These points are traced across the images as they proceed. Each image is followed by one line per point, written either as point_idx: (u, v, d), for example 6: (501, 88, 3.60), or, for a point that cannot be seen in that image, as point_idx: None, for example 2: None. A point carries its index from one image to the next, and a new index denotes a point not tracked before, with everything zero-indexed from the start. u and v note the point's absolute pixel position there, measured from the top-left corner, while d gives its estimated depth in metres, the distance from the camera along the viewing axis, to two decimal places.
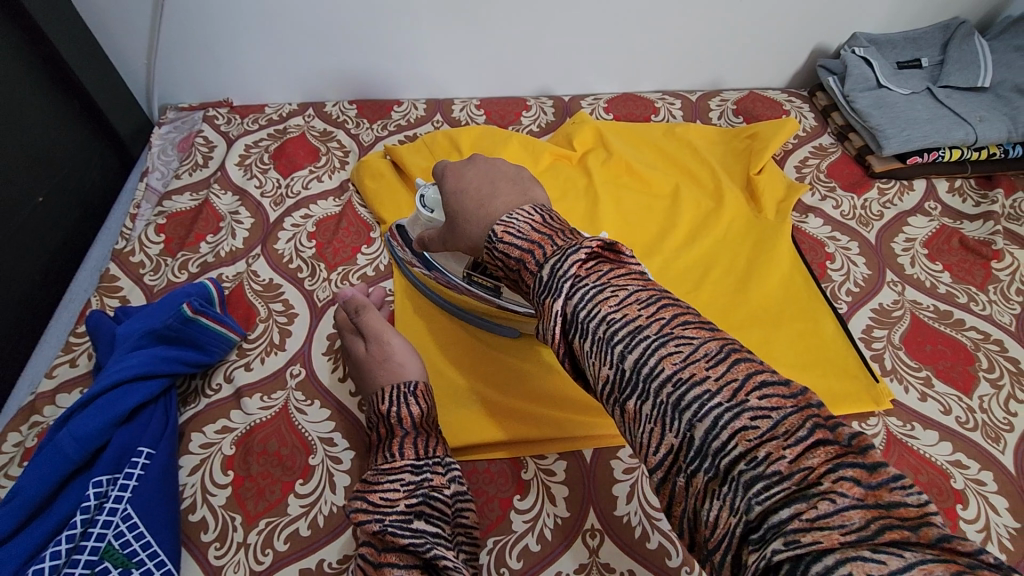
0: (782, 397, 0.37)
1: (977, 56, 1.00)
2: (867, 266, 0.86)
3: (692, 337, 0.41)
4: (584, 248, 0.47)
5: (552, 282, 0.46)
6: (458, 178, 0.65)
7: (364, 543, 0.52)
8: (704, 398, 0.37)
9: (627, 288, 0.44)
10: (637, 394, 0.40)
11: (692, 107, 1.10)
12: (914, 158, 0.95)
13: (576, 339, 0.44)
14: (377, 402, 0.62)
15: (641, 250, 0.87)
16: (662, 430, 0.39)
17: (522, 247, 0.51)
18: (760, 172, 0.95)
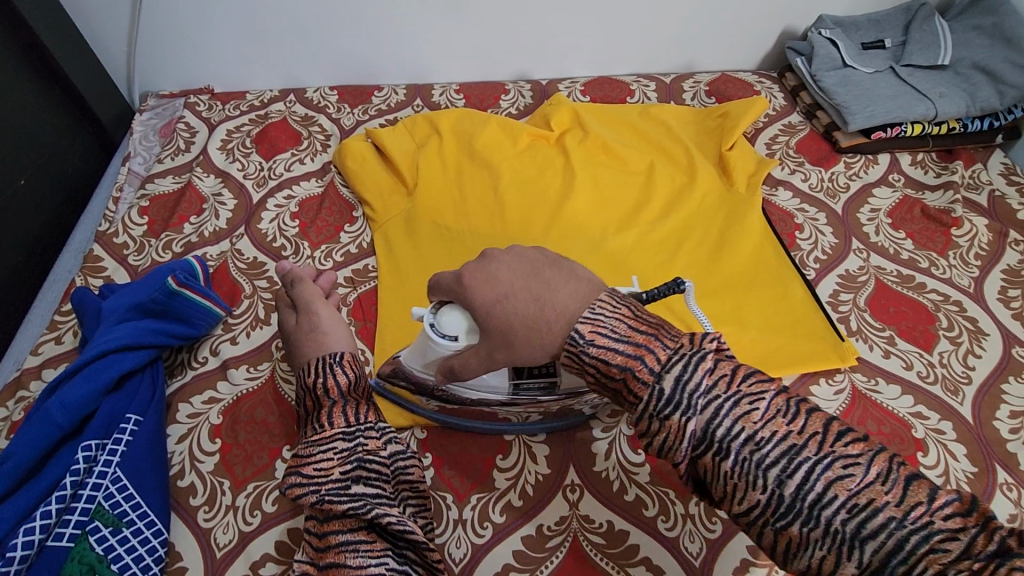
0: (960, 513, 0.38)
1: (937, 36, 1.04)
2: (834, 234, 0.89)
3: (854, 456, 0.40)
4: (706, 351, 0.46)
5: (677, 398, 0.44)
6: (488, 279, 0.53)
7: (309, 516, 0.54)
8: (889, 525, 0.38)
9: (764, 395, 0.43)
10: (799, 517, 0.40)
11: (666, 88, 1.14)
12: (878, 133, 0.98)
13: (706, 456, 0.43)
14: (305, 375, 0.63)
15: (617, 225, 0.91)
16: (837, 557, 0.39)
17: (625, 352, 0.47)
18: (731, 149, 0.98)
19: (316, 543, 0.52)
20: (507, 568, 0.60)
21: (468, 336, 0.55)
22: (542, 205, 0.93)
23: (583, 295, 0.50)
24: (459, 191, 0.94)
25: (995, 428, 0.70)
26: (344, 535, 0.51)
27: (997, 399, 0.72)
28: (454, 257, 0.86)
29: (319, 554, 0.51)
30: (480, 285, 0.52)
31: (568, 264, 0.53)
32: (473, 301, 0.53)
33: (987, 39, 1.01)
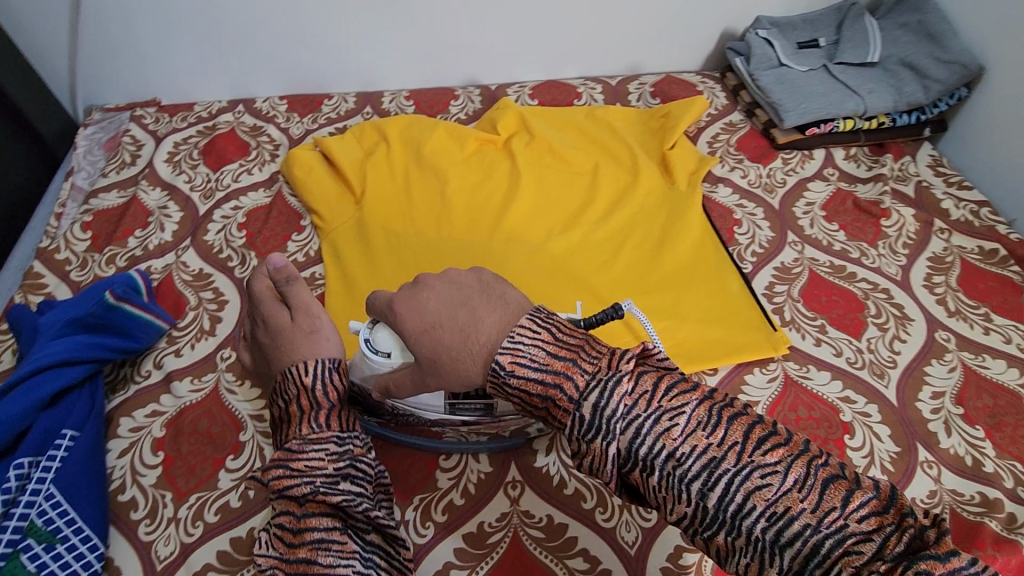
0: (877, 513, 0.40)
1: (867, 34, 1.08)
2: (770, 229, 0.92)
3: (772, 465, 0.41)
4: (625, 372, 0.45)
5: (597, 423, 0.44)
6: (419, 308, 0.53)
7: (283, 509, 0.51)
8: (804, 532, 0.39)
9: (685, 409, 0.44)
10: (724, 527, 0.41)
11: (612, 91, 1.16)
12: (812, 129, 1.02)
13: (634, 472, 0.44)
14: (296, 376, 0.58)
15: (561, 225, 0.93)
16: (761, 564, 0.41)
17: (545, 379, 0.46)
18: (673, 148, 1.01)
19: (290, 537, 0.50)
20: (448, 565, 0.61)
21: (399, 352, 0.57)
22: (489, 209, 0.95)
23: (507, 320, 0.50)
24: (406, 197, 0.96)
25: (917, 408, 0.73)
26: (325, 534, 0.49)
27: (920, 380, 0.75)
28: (401, 260, 0.88)
29: (291, 549, 0.49)
30: (410, 310, 0.52)
31: (502, 286, 0.53)
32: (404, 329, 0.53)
33: (912, 36, 1.06)
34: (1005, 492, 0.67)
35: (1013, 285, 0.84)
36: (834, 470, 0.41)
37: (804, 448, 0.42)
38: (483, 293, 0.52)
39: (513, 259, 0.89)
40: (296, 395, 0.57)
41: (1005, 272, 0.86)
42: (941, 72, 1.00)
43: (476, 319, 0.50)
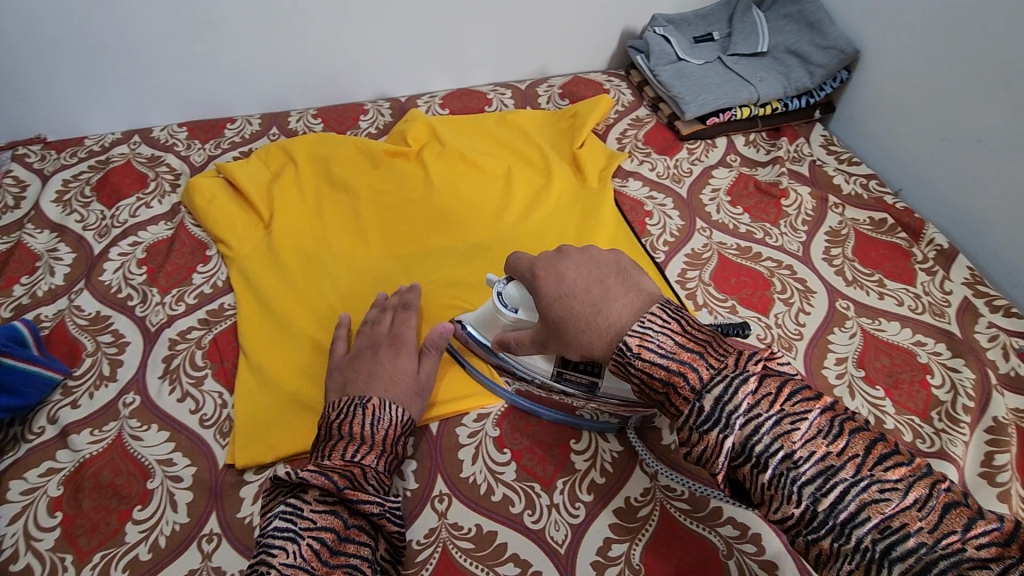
0: (998, 547, 0.42)
1: (755, 26, 1.14)
2: (680, 217, 0.95)
3: (893, 483, 0.45)
4: (751, 374, 0.51)
5: (713, 414, 0.50)
6: (559, 277, 0.63)
7: (323, 525, 0.54)
8: (920, 550, 0.42)
9: (807, 417, 0.48)
10: (832, 533, 0.45)
11: (522, 95, 1.18)
12: (713, 119, 1.06)
13: (745, 467, 0.49)
14: (388, 416, 0.64)
15: (481, 235, 0.93)
16: (866, 574, 0.44)
17: (670, 368, 0.52)
18: (582, 146, 1.03)
19: (325, 554, 0.53)
20: None
21: (526, 307, 0.67)
22: (406, 220, 0.94)
23: (636, 305, 0.57)
24: (321, 221, 0.93)
25: (824, 376, 0.76)
26: (358, 567, 0.53)
27: (825, 349, 0.79)
28: (319, 286, 0.85)
29: (325, 568, 0.52)
30: (548, 281, 0.63)
31: (636, 276, 0.61)
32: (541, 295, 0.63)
33: (795, 25, 1.12)
34: (905, 446, 0.70)
35: (902, 251, 0.90)
36: (958, 500, 0.44)
37: (928, 474, 0.46)
38: (618, 274, 0.61)
39: (435, 275, 0.88)
40: (388, 427, 0.63)
41: (895, 239, 0.92)
42: (823, 57, 1.06)
43: (608, 296, 0.59)
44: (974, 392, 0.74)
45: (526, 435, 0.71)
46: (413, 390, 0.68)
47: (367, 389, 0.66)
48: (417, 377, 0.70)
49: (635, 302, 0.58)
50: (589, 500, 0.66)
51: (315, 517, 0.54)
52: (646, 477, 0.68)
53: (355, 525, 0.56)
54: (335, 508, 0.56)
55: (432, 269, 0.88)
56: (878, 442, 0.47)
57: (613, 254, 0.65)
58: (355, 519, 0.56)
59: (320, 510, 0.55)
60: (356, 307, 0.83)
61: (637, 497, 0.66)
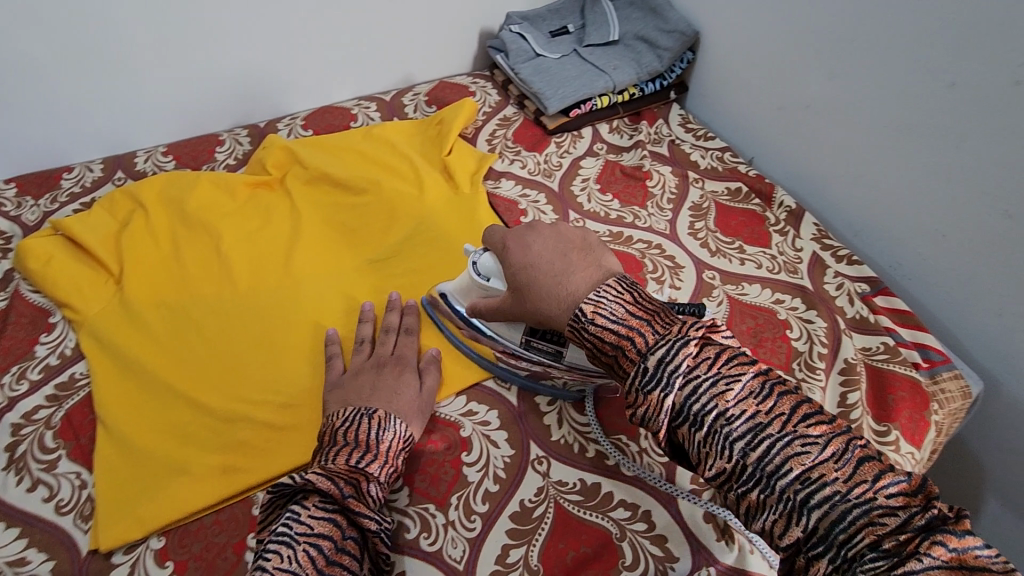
0: (903, 494, 0.48)
1: (606, 16, 1.18)
2: (553, 212, 0.97)
3: (814, 438, 0.51)
4: (693, 339, 0.56)
5: (656, 374, 0.56)
6: (528, 250, 0.71)
7: (321, 532, 0.54)
8: (834, 497, 0.48)
9: (741, 378, 0.55)
10: (759, 485, 0.51)
11: (387, 106, 1.16)
12: (575, 110, 1.09)
13: (683, 427, 0.55)
14: (394, 428, 0.65)
15: (353, 258, 0.91)
16: (786, 521, 0.50)
17: (620, 331, 0.60)
18: (450, 153, 1.03)
19: (320, 562, 0.52)
20: None
21: (496, 276, 0.73)
22: (275, 251, 0.90)
23: (594, 276, 0.66)
24: (178, 264, 0.87)
25: None
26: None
27: None
28: (178, 334, 0.80)
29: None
30: (517, 247, 0.71)
31: (601, 253, 0.69)
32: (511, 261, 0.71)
33: (640, 12, 1.17)
34: None
35: (758, 216, 0.97)
36: (869, 451, 0.51)
37: (846, 430, 0.52)
38: (583, 249, 0.70)
39: (306, 305, 0.84)
40: (392, 439, 0.64)
41: (749, 206, 0.98)
42: (667, 41, 1.11)
43: (569, 268, 0.67)
44: (826, 339, 0.80)
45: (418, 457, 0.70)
46: (418, 406, 0.70)
47: (374, 401, 0.67)
48: (420, 395, 0.72)
49: (595, 275, 0.66)
50: (485, 510, 0.66)
51: (314, 523, 0.54)
52: (538, 476, 0.69)
53: (351, 537, 0.56)
54: (334, 515, 0.56)
55: (304, 299, 0.85)
56: (801, 403, 0.54)
57: (581, 230, 0.74)
58: (351, 531, 0.56)
59: (319, 516, 0.55)
60: (221, 351, 0.78)
61: (531, 498, 0.67)
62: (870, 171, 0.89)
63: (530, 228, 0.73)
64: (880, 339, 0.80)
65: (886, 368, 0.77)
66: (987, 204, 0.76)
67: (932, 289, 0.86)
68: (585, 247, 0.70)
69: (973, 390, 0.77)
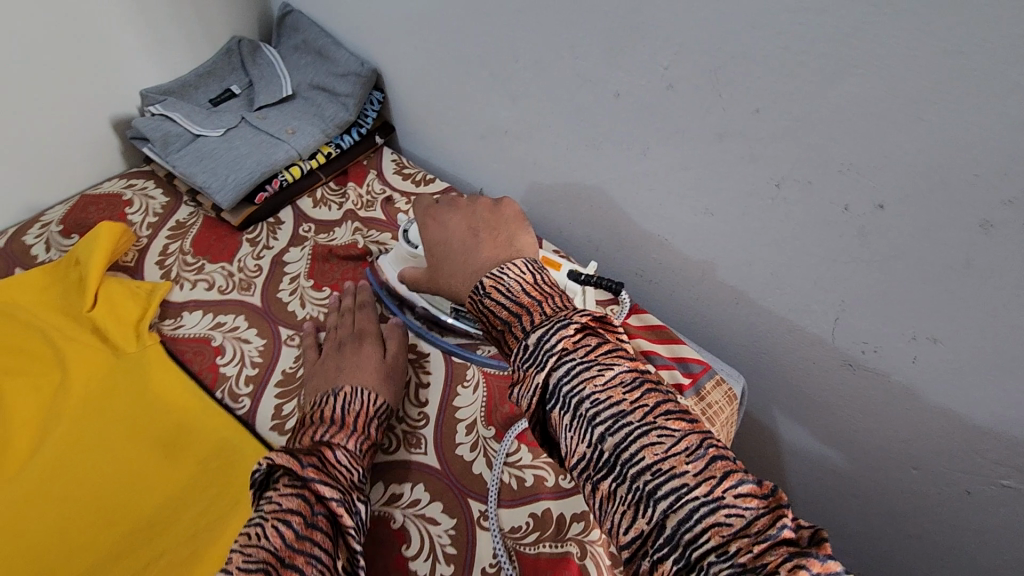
0: (756, 495, 0.41)
1: (273, 66, 0.99)
2: (258, 336, 0.77)
3: (673, 430, 0.44)
4: (575, 319, 0.50)
5: (536, 350, 0.49)
6: (443, 228, 0.67)
7: (290, 507, 0.47)
8: (681, 491, 0.41)
9: (615, 366, 0.48)
10: (612, 474, 0.44)
11: (2, 255, 0.85)
12: (260, 194, 0.89)
13: (553, 411, 0.48)
14: (357, 397, 0.63)
15: (64, 402, 0.71)
16: (633, 514, 0.42)
17: (511, 308, 0.54)
18: (95, 304, 0.77)
19: (290, 536, 0.44)
20: None
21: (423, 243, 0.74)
22: None
23: (501, 256, 0.60)
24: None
25: (458, 456, 0.67)
26: (323, 557, 0.45)
27: (452, 423, 0.70)
28: None
29: (289, 552, 0.44)
30: (432, 226, 0.68)
31: (515, 233, 0.64)
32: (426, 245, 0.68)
33: (308, 56, 0.99)
34: (550, 493, 0.64)
35: None
36: (727, 453, 0.44)
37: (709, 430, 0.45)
38: (496, 227, 0.65)
39: None
40: (359, 410, 0.62)
41: None
42: (345, 86, 0.95)
43: (478, 246, 0.62)
44: None
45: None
46: (382, 375, 0.68)
47: (341, 379, 0.66)
48: (383, 360, 0.70)
49: (500, 254, 0.61)
50: None
51: (281, 500, 0.47)
52: None
53: (321, 513, 0.48)
54: (302, 491, 0.49)
55: (54, 464, 0.67)
56: (670, 397, 0.47)
57: (505, 207, 0.68)
58: (320, 507, 0.49)
59: (287, 494, 0.48)
60: None
61: None
62: (584, 187, 0.83)
63: (449, 209, 0.69)
64: None
65: None
66: (690, 203, 0.73)
67: (679, 287, 0.83)
68: (495, 215, 0.67)
69: (736, 390, 0.75)
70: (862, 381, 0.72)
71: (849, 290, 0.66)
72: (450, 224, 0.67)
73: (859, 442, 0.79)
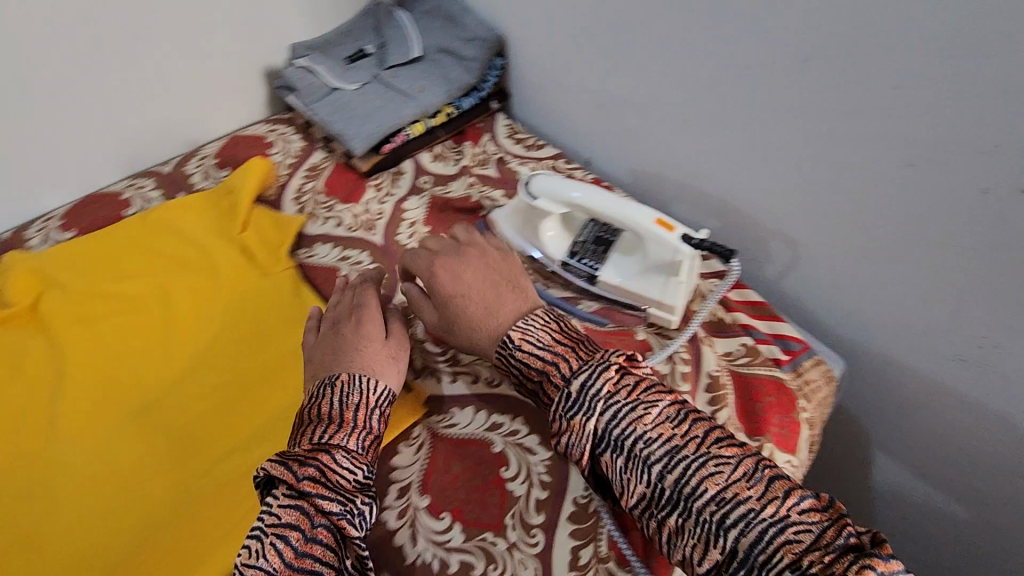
0: (815, 507, 0.48)
1: (404, 30, 1.05)
2: (379, 271, 0.84)
3: (727, 458, 0.50)
4: (611, 362, 0.56)
5: (580, 397, 0.54)
6: (458, 279, 0.67)
7: (289, 522, 0.51)
8: (749, 515, 0.47)
9: (657, 403, 0.54)
10: (677, 508, 0.50)
11: (168, 179, 0.98)
12: (387, 145, 0.97)
13: (607, 453, 0.53)
14: (352, 388, 0.61)
15: (213, 310, 0.81)
16: (705, 545, 0.48)
17: (546, 357, 0.59)
18: (247, 230, 0.88)
19: (287, 555, 0.49)
20: None
21: (541, 196, 0.77)
22: (39, 401, 0.72)
23: (519, 309, 0.64)
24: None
25: None
26: (323, 568, 0.50)
27: None
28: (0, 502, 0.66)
29: (288, 569, 0.49)
30: (446, 276, 0.67)
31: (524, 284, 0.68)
32: (440, 293, 0.67)
33: (437, 21, 1.05)
34: None
35: None
36: (779, 470, 0.51)
37: (755, 451, 0.52)
38: (512, 282, 0.67)
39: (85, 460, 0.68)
40: (359, 401, 0.60)
41: None
42: (471, 50, 1.01)
43: (499, 300, 0.65)
44: (687, 355, 0.74)
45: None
46: (383, 358, 0.65)
47: (337, 366, 0.63)
48: (386, 343, 0.67)
49: (517, 309, 0.64)
50: None
51: (282, 513, 0.51)
52: None
53: (322, 523, 0.52)
54: (302, 503, 0.52)
55: (202, 360, 0.77)
56: (715, 428, 0.53)
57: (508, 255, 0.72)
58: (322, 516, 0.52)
59: (287, 506, 0.52)
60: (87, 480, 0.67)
61: None
62: (697, 161, 0.85)
63: (461, 253, 0.70)
64: (739, 341, 0.76)
65: (749, 372, 0.73)
66: (809, 181, 0.73)
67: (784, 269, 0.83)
68: (507, 261, 0.71)
69: (835, 372, 0.75)
70: (972, 379, 0.70)
71: (973, 281, 0.64)
72: (467, 274, 0.67)
73: (958, 445, 0.77)
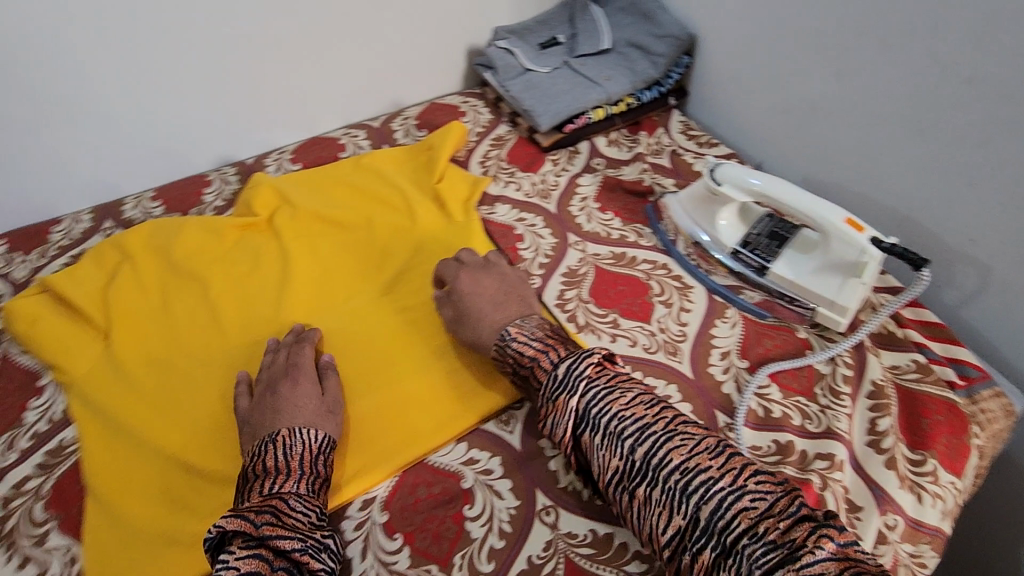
0: (772, 483, 0.51)
1: (596, 25, 1.13)
2: (551, 235, 0.92)
3: (692, 435, 0.55)
4: (596, 351, 0.62)
5: (565, 381, 0.60)
6: (476, 282, 0.76)
7: (249, 570, 0.52)
8: (709, 483, 0.51)
9: (631, 390, 0.59)
10: (645, 480, 0.54)
11: (376, 133, 1.13)
12: (570, 125, 1.05)
13: (586, 432, 0.58)
14: (293, 442, 0.64)
15: (405, 243, 0.93)
16: (669, 511, 0.52)
17: (537, 349, 0.65)
18: (440, 181, 0.99)
19: None
20: None
21: (728, 183, 0.83)
22: (264, 293, 0.88)
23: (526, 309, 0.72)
24: (215, 355, 0.81)
25: (710, 374, 0.74)
26: None
27: (709, 345, 0.77)
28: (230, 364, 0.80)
29: None
30: (467, 278, 0.76)
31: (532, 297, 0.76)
32: (457, 288, 0.76)
33: (631, 17, 1.12)
34: (795, 430, 0.69)
35: None
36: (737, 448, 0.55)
37: (718, 434, 0.57)
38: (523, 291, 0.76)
39: None
40: (302, 450, 0.64)
41: None
42: (662, 47, 1.06)
43: (510, 300, 0.74)
44: (851, 360, 0.74)
45: (422, 527, 0.65)
46: (322, 412, 0.69)
47: (280, 423, 0.66)
48: (321, 400, 0.70)
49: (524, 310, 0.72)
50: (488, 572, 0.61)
51: (239, 563, 0.53)
52: (547, 528, 0.64)
53: (281, 567, 0.54)
54: (258, 551, 0.54)
55: (393, 283, 0.88)
56: (681, 414, 0.58)
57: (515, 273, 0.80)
58: (280, 561, 0.55)
59: (243, 557, 0.53)
60: None
61: (539, 554, 0.62)
62: (885, 175, 0.84)
63: (480, 262, 0.79)
64: (909, 357, 0.74)
65: (917, 388, 0.71)
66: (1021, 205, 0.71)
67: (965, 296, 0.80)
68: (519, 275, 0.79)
69: (1015, 408, 0.72)
70: None
71: None
72: (485, 279, 0.76)
73: None
